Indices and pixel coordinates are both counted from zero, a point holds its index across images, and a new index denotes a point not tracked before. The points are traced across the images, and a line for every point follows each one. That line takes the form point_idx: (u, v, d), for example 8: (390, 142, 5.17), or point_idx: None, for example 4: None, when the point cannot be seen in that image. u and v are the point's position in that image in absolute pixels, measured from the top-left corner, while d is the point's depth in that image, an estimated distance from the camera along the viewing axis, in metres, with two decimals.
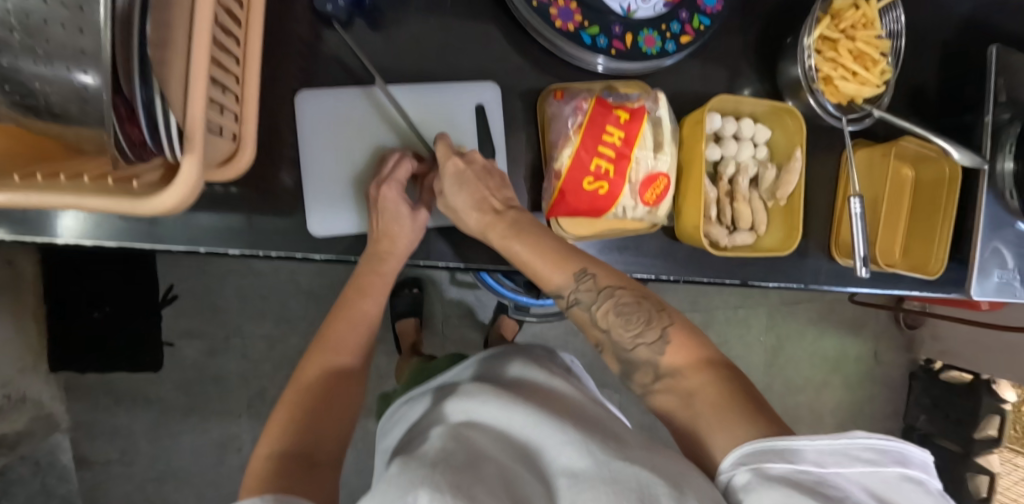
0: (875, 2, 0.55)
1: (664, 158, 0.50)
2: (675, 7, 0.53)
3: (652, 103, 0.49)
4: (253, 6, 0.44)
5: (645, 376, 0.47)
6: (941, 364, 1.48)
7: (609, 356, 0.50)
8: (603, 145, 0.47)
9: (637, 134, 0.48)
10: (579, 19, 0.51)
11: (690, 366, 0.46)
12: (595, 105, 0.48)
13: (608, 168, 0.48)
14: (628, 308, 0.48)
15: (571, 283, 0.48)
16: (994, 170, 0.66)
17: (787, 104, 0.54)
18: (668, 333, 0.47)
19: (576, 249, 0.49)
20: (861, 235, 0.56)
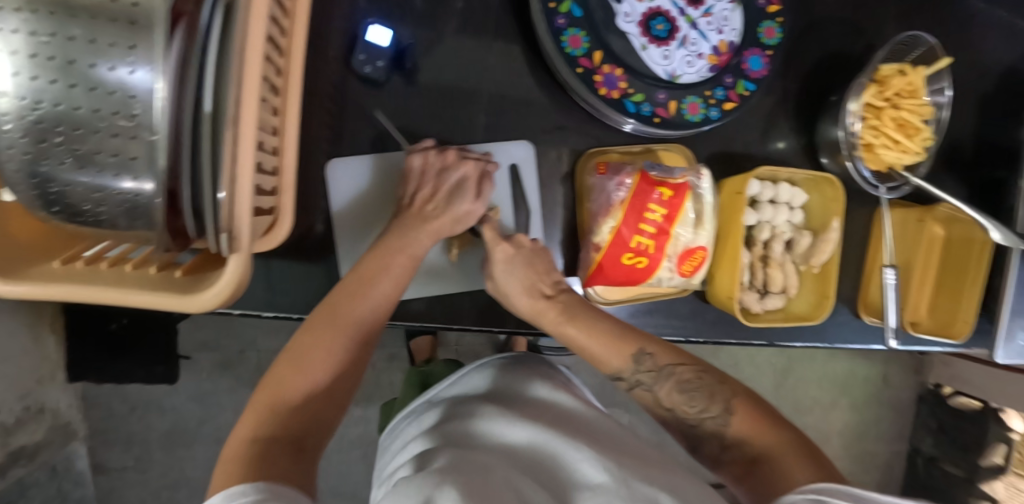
0: (923, 70, 0.53)
1: (705, 233, 0.49)
2: (720, 72, 0.52)
3: (696, 177, 0.49)
4: (292, 78, 0.44)
5: (712, 446, 0.49)
6: (949, 388, 1.47)
7: (677, 430, 0.51)
8: (644, 222, 0.47)
9: (679, 211, 0.48)
10: (623, 86, 0.50)
11: (757, 435, 0.47)
12: (638, 182, 0.48)
13: (648, 244, 0.48)
14: (689, 385, 0.49)
15: (630, 366, 0.50)
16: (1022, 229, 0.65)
17: (826, 173, 0.54)
18: (733, 406, 0.48)
19: (631, 330, 0.51)
20: (893, 306, 0.56)
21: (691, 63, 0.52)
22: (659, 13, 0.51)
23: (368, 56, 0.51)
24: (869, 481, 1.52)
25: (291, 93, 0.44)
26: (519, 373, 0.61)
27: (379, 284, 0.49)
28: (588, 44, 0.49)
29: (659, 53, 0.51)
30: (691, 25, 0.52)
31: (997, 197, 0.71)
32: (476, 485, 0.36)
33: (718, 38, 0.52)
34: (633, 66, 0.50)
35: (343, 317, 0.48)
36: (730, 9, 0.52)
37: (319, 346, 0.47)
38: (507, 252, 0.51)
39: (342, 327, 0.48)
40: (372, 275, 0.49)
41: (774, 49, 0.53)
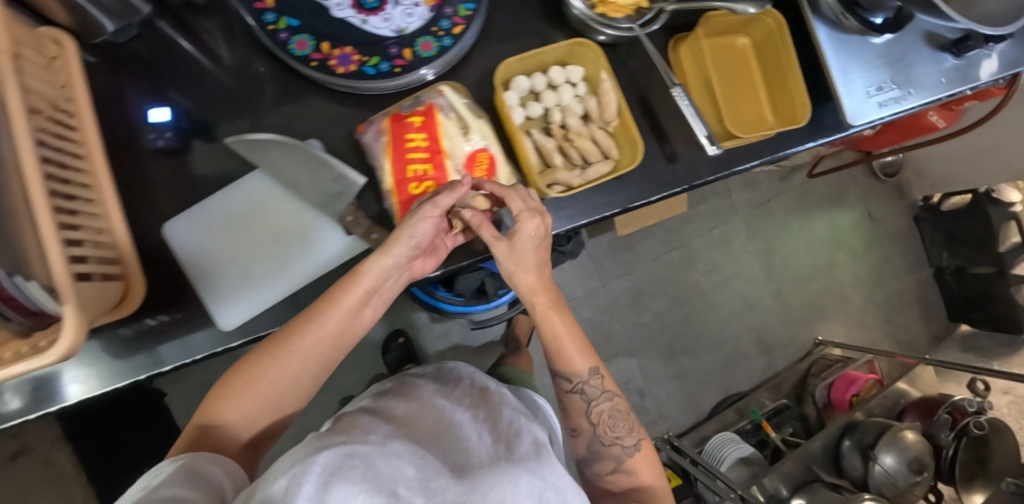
0: None
1: (475, 136, 0.54)
2: (438, 8, 0.58)
3: (437, 96, 0.54)
4: (98, 171, 0.55)
5: (604, 466, 0.60)
6: (939, 196, 1.39)
7: (582, 441, 0.61)
8: (412, 151, 0.53)
9: (437, 129, 0.53)
10: (357, 58, 0.57)
11: (646, 476, 0.59)
12: (391, 123, 0.53)
13: (425, 167, 0.53)
14: (618, 414, 0.61)
15: (587, 374, 0.60)
16: (821, 5, 0.69)
17: (573, 40, 0.59)
18: (641, 443, 0.60)
19: (593, 353, 0.61)
20: (696, 120, 0.60)
21: (411, 13, 0.58)
22: None
23: (156, 133, 0.59)
24: (910, 320, 1.43)
25: (101, 179, 0.55)
26: (456, 380, 0.63)
27: (333, 315, 0.52)
28: (313, 42, 0.57)
29: (378, 20, 0.57)
30: None
31: None
32: (371, 451, 0.37)
33: None
34: (358, 39, 0.57)
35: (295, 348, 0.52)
36: None
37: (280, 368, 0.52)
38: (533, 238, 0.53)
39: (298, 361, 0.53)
40: (341, 292, 0.52)
41: None
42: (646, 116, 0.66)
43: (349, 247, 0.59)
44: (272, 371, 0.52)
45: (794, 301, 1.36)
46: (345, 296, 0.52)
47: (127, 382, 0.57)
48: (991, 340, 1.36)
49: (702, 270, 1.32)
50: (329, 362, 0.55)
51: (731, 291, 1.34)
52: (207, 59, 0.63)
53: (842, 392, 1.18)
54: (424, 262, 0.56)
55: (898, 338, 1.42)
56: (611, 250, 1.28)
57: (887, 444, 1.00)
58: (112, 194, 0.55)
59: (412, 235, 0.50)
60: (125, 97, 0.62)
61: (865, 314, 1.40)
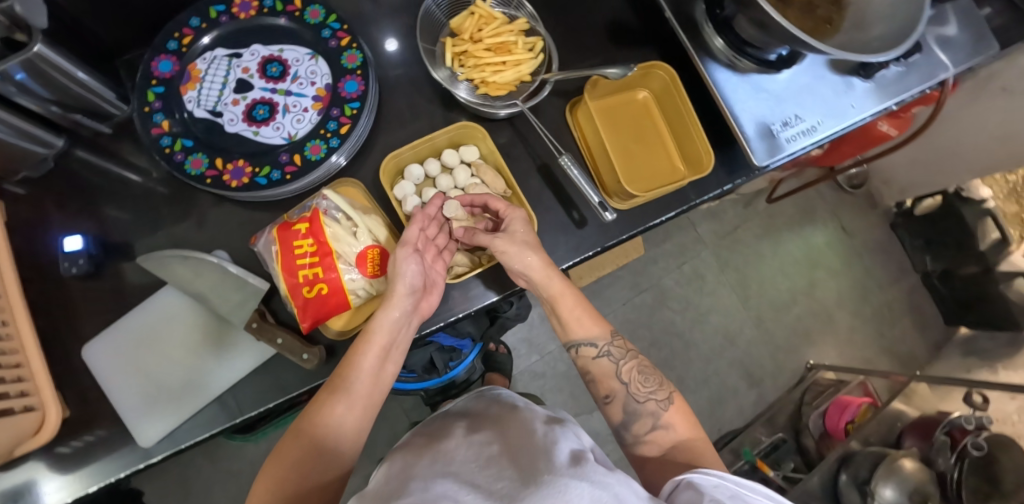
0: (483, 3, 0.60)
1: (363, 234, 0.56)
2: (325, 110, 0.61)
3: (323, 201, 0.56)
4: (14, 304, 0.55)
5: (642, 425, 0.56)
6: (910, 200, 1.36)
7: (616, 407, 0.58)
8: (299, 259, 0.55)
9: (323, 233, 0.55)
10: (249, 170, 0.59)
11: (683, 429, 0.55)
12: (280, 231, 0.55)
13: (316, 271, 0.55)
14: (646, 370, 0.58)
15: (605, 338, 0.59)
16: (712, 51, 0.68)
17: (455, 125, 0.61)
18: (673, 398, 0.57)
19: (601, 318, 0.60)
20: (587, 186, 0.60)
21: (300, 118, 0.61)
22: (257, 102, 0.62)
23: (69, 261, 0.60)
24: (905, 330, 1.37)
25: (18, 311, 0.55)
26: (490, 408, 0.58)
27: (387, 312, 0.52)
28: (207, 159, 0.60)
29: (269, 129, 0.61)
30: (286, 95, 0.62)
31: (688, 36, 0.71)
32: None
33: (314, 89, 0.62)
34: (250, 152, 0.60)
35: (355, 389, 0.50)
36: (310, 63, 0.62)
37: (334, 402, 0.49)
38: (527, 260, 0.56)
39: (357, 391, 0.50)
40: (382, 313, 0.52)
41: (361, 68, 0.61)
42: (550, 185, 0.65)
43: (259, 352, 0.60)
44: (300, 445, 0.47)
45: (778, 328, 1.31)
46: (361, 359, 0.51)
47: (117, 477, 0.58)
48: (991, 341, 1.30)
49: (677, 309, 1.27)
50: (377, 393, 0.52)
51: (711, 326, 1.29)
52: (123, 180, 0.65)
53: (837, 420, 1.13)
54: (431, 300, 0.57)
55: (896, 352, 1.36)
56: None
57: (886, 473, 0.95)
58: (28, 326, 0.55)
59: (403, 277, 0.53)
60: (47, 225, 0.63)
61: (856, 331, 1.35)
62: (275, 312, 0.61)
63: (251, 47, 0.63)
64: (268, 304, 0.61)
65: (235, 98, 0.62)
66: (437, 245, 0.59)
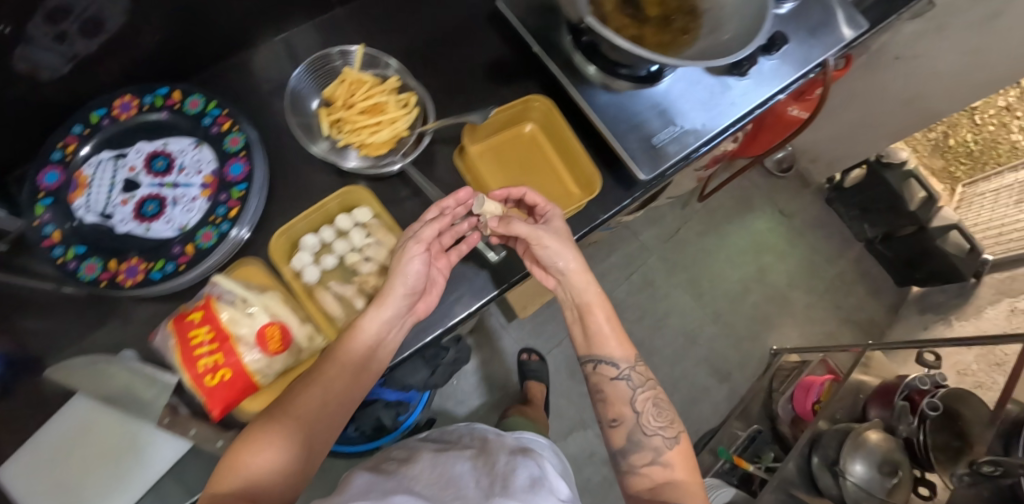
0: (351, 70, 0.62)
1: (259, 314, 0.57)
2: (213, 196, 0.62)
3: (214, 287, 0.57)
4: None
5: (641, 457, 0.57)
6: (839, 174, 1.40)
7: (620, 432, 0.59)
8: (195, 349, 0.55)
9: (217, 319, 0.55)
10: (143, 267, 0.60)
11: (683, 469, 0.56)
12: (175, 324, 0.56)
13: (213, 359, 0.55)
14: (661, 404, 0.60)
15: (628, 360, 0.61)
16: (586, 77, 0.70)
17: (337, 192, 0.62)
18: (681, 436, 0.58)
19: (628, 341, 0.62)
20: (469, 226, 0.64)
21: (189, 208, 0.62)
22: (146, 197, 0.62)
23: None
24: (860, 299, 1.40)
25: None
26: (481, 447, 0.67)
27: (386, 307, 0.56)
28: (101, 262, 0.59)
29: (160, 224, 0.61)
30: (173, 187, 0.63)
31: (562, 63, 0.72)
32: None
33: (200, 177, 0.63)
34: (144, 249, 0.60)
35: (343, 381, 0.54)
36: (194, 152, 0.63)
37: (315, 391, 0.53)
38: (559, 262, 0.59)
39: (347, 374, 0.54)
40: (366, 317, 0.55)
41: (244, 149, 0.63)
42: None
43: (179, 444, 0.61)
44: (281, 441, 0.49)
45: (736, 319, 1.33)
46: (346, 350, 0.54)
47: None
48: (943, 294, 1.34)
49: (633, 319, 1.28)
50: (354, 393, 0.55)
51: (670, 329, 1.30)
52: None
53: (804, 402, 1.13)
54: (426, 304, 0.60)
55: (855, 322, 1.38)
56: (536, 327, 1.24)
57: (852, 450, 0.95)
58: None
59: (408, 271, 0.56)
60: None
61: (812, 308, 1.37)
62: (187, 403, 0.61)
63: (136, 145, 0.64)
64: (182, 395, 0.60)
65: (123, 198, 0.63)
66: (444, 245, 0.61)
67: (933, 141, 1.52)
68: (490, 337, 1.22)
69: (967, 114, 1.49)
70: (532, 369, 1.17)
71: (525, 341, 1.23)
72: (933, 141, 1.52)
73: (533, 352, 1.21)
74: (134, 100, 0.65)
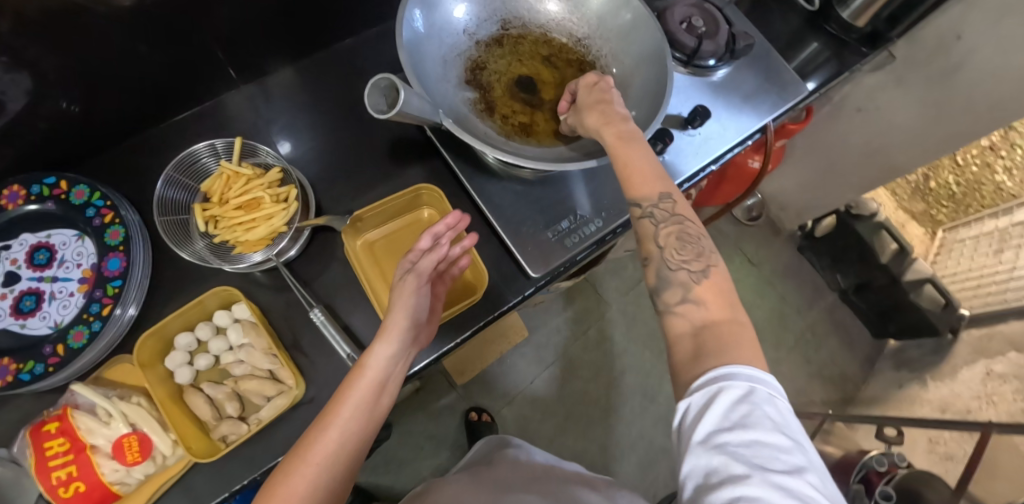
0: (227, 164, 0.60)
1: (119, 423, 0.55)
2: (91, 291, 0.60)
3: (75, 394, 0.55)
4: None
5: (672, 295, 0.46)
6: (810, 222, 1.33)
7: (650, 272, 0.48)
8: (49, 462, 0.53)
9: (74, 429, 0.54)
10: (13, 367, 0.58)
11: (719, 308, 0.44)
12: (31, 434, 0.54)
13: (68, 472, 0.53)
14: (687, 237, 0.48)
15: (654, 196, 0.49)
16: (486, 166, 0.67)
17: (213, 291, 0.58)
18: (712, 269, 0.47)
19: (662, 173, 0.50)
20: (336, 339, 0.58)
21: (67, 303, 0.60)
22: (25, 292, 0.61)
23: None
24: (832, 353, 1.33)
25: None
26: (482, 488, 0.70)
27: (377, 350, 0.51)
28: None
29: (36, 320, 0.60)
30: (52, 281, 0.61)
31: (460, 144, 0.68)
32: None
33: (80, 270, 0.61)
34: (16, 348, 0.59)
35: (361, 404, 0.48)
36: (75, 246, 0.62)
37: (347, 396, 0.48)
38: (615, 117, 0.52)
39: (371, 395, 0.49)
40: (371, 351, 0.51)
41: (124, 243, 0.62)
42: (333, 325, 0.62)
43: None
44: (347, 444, 0.46)
45: None
46: (353, 393, 0.48)
47: None
48: (918, 349, 1.26)
49: (589, 375, 1.24)
50: (382, 405, 0.50)
51: (629, 386, 1.25)
52: None
53: None
54: (428, 332, 0.58)
55: (827, 377, 1.31)
56: (485, 384, 1.21)
57: None
58: None
59: (406, 305, 0.52)
60: None
61: (781, 363, 1.31)
62: None
63: (20, 236, 0.63)
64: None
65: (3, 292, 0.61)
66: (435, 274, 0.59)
67: (913, 184, 1.43)
68: (436, 395, 1.18)
69: (948, 156, 1.34)
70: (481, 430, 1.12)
71: (475, 399, 1.19)
72: (913, 184, 1.43)
73: (483, 411, 1.16)
74: (21, 190, 0.63)
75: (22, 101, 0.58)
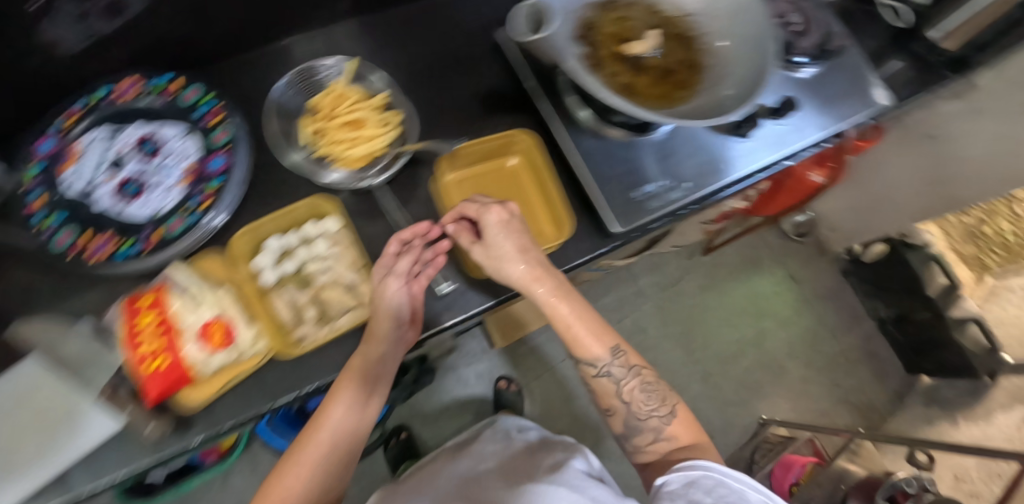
0: (337, 82, 0.63)
1: (209, 308, 0.57)
2: (191, 186, 0.63)
3: (172, 276, 0.58)
4: None
5: (642, 438, 0.59)
6: (858, 246, 1.32)
7: (618, 420, 0.60)
8: (140, 333, 0.55)
9: (167, 307, 0.56)
10: (114, 243, 0.62)
11: (685, 438, 0.58)
12: (126, 306, 0.57)
13: (154, 346, 0.55)
14: (650, 385, 0.59)
15: (608, 355, 0.59)
16: (577, 121, 0.68)
17: (309, 199, 0.62)
18: (675, 409, 0.59)
19: (609, 329, 0.60)
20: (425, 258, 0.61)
21: (166, 194, 0.63)
22: (128, 177, 0.64)
23: None
24: (862, 381, 1.32)
25: None
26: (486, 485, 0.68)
27: (371, 348, 0.57)
28: (75, 233, 0.62)
29: (136, 205, 0.63)
30: (155, 172, 0.64)
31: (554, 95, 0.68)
32: None
33: (182, 166, 0.64)
34: (116, 228, 0.62)
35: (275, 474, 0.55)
36: (180, 141, 0.65)
37: (320, 422, 0.57)
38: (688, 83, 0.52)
39: (309, 439, 0.57)
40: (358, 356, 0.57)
41: (228, 144, 0.65)
42: None
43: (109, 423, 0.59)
44: (342, 436, 0.57)
45: (725, 382, 1.27)
46: (343, 394, 0.57)
47: None
48: (952, 389, 1.24)
49: None
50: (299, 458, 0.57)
51: None
52: None
53: (781, 481, 1.07)
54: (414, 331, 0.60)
55: (854, 404, 1.30)
56: (515, 356, 1.22)
57: None
58: None
59: (387, 310, 0.56)
60: None
61: (809, 383, 1.30)
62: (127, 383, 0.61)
63: (127, 125, 0.66)
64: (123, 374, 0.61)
65: (107, 175, 0.64)
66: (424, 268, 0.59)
67: (966, 225, 1.34)
68: (468, 359, 1.20)
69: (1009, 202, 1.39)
70: (507, 398, 1.14)
71: (503, 369, 1.21)
72: (965, 227, 1.35)
73: (513, 381, 1.18)
74: (137, 83, 0.66)
75: (141, 4, 0.60)
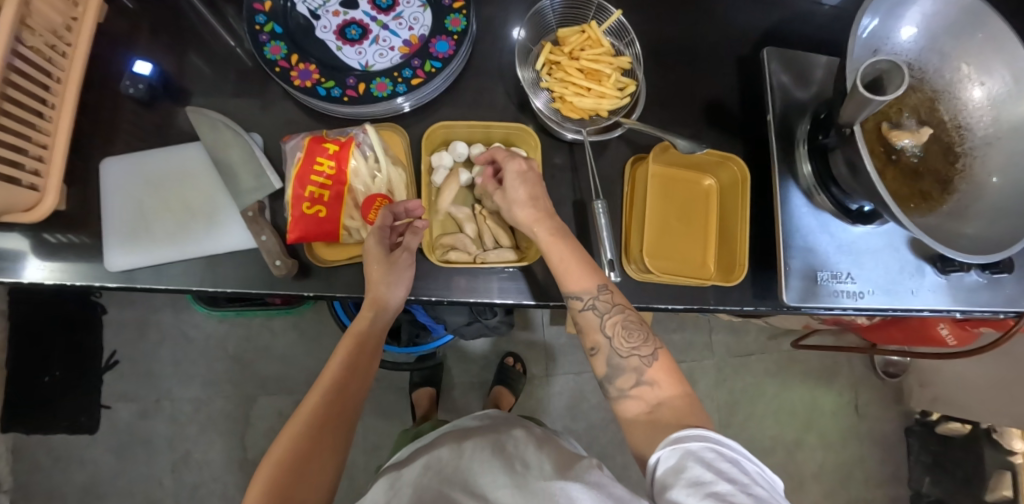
0: (597, 25, 0.61)
1: (381, 182, 0.58)
2: (409, 57, 0.61)
3: (361, 134, 0.58)
4: (70, 83, 0.61)
5: (626, 380, 0.50)
6: (938, 414, 1.25)
7: (600, 360, 0.52)
8: (315, 175, 0.56)
9: (346, 162, 0.57)
10: (316, 76, 0.60)
11: (668, 386, 0.49)
12: (309, 142, 0.56)
13: (321, 193, 0.56)
14: (631, 324, 0.51)
15: (591, 292, 0.52)
16: (797, 174, 0.65)
17: (514, 125, 0.62)
18: (658, 352, 0.51)
19: (596, 266, 0.53)
20: (607, 240, 0.58)
21: (383, 54, 0.62)
22: (354, 21, 0.63)
23: (131, 81, 0.63)
24: None
25: (70, 85, 0.61)
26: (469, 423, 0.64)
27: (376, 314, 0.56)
28: (286, 50, 0.61)
29: (352, 51, 0.62)
30: (382, 27, 0.63)
31: (786, 143, 0.65)
32: None
33: (408, 34, 0.62)
34: (325, 62, 0.61)
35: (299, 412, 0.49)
36: (417, 10, 0.62)
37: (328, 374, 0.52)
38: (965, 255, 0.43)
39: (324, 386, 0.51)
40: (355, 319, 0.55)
41: (459, 34, 0.62)
42: (578, 222, 0.63)
43: (245, 238, 0.62)
44: (352, 388, 0.52)
45: None
46: (340, 357, 0.53)
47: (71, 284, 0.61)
48: None
49: None
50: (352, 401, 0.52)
51: None
52: (211, 37, 0.68)
53: None
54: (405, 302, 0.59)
55: None
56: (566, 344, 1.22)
57: None
58: (71, 102, 0.61)
59: (394, 280, 0.55)
60: (131, 44, 0.67)
61: None
62: (274, 212, 0.63)
63: None
64: (272, 202, 0.63)
65: (337, 10, 0.63)
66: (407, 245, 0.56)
67: None
68: None
69: None
70: (509, 375, 1.18)
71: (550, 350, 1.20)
72: None
73: (518, 361, 1.22)
74: None
75: None
